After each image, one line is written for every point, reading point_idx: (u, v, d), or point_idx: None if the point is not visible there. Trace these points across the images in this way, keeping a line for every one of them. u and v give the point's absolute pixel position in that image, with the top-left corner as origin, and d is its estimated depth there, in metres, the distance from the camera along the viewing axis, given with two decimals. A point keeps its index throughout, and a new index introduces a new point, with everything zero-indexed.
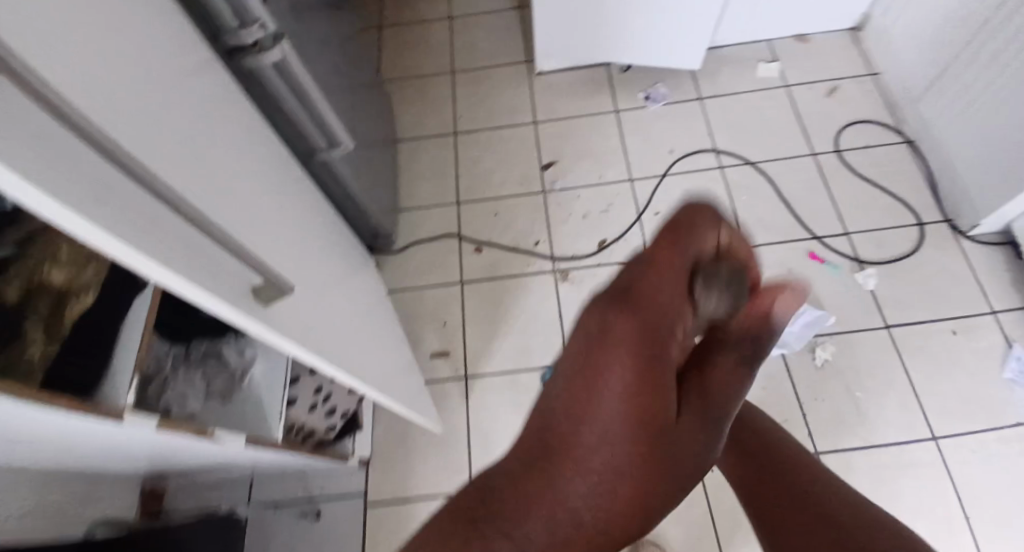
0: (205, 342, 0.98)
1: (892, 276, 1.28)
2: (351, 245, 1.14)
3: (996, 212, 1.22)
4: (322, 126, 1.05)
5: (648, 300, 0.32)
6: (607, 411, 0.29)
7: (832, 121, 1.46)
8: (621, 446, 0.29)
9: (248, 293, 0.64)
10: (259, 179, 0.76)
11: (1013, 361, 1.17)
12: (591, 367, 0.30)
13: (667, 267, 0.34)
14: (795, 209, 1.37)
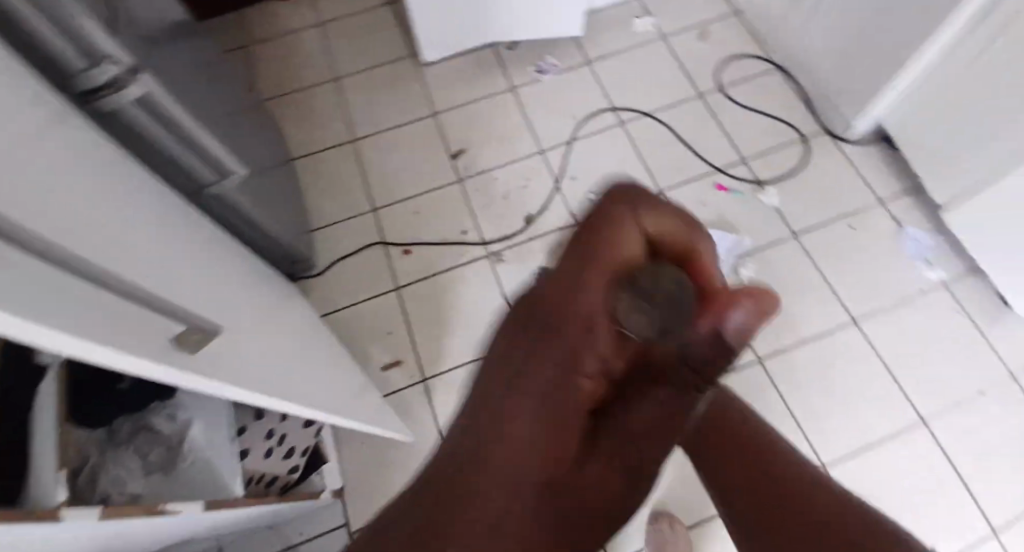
0: (128, 418, 0.87)
1: (791, 191, 1.38)
2: (268, 275, 1.08)
3: (864, 114, 1.33)
4: (206, 158, 0.97)
5: (572, 315, 0.26)
6: (524, 458, 0.23)
7: (710, 61, 1.54)
8: (548, 492, 0.24)
9: (173, 344, 0.59)
10: (152, 225, 0.70)
11: (907, 240, 1.30)
12: (500, 395, 0.24)
13: (598, 285, 0.28)
14: (695, 148, 1.44)
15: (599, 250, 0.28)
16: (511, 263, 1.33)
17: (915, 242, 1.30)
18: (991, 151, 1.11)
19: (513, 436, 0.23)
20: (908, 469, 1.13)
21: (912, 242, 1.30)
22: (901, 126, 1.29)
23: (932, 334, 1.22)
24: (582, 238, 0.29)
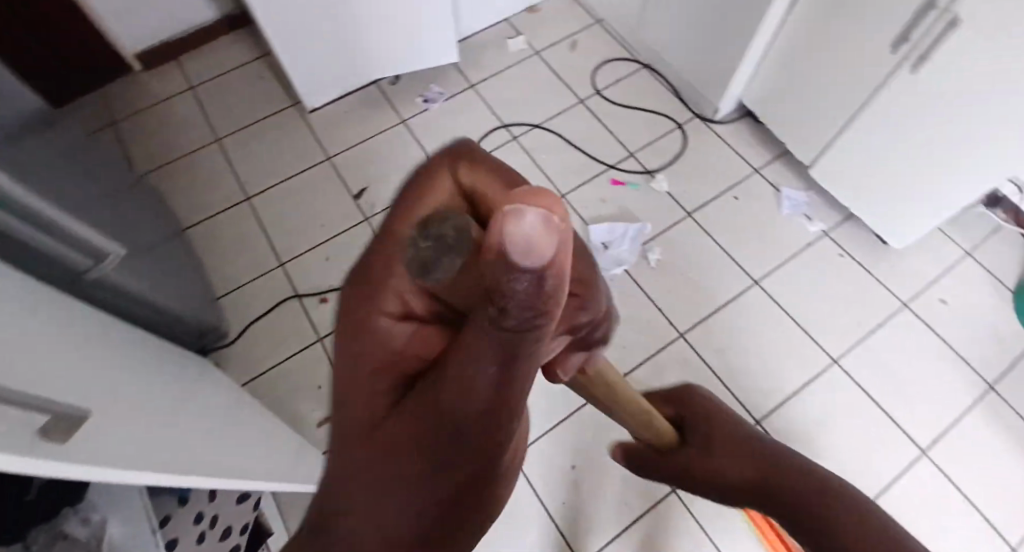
0: (39, 531, 0.71)
1: (677, 175, 1.47)
2: (173, 354, 1.02)
3: (726, 96, 1.45)
4: (78, 245, 0.90)
5: (384, 291, 0.31)
6: (357, 430, 0.31)
7: (583, 69, 1.63)
8: (375, 456, 0.30)
9: (56, 441, 0.54)
10: (23, 328, 0.64)
11: (785, 199, 1.42)
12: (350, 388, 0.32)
13: (396, 253, 0.31)
14: (585, 150, 1.51)
15: (397, 218, 0.31)
16: None
17: (792, 200, 1.42)
18: (837, 107, 1.24)
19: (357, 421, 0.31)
20: (829, 405, 1.22)
21: (790, 201, 1.42)
22: (762, 98, 1.41)
23: (823, 280, 1.34)
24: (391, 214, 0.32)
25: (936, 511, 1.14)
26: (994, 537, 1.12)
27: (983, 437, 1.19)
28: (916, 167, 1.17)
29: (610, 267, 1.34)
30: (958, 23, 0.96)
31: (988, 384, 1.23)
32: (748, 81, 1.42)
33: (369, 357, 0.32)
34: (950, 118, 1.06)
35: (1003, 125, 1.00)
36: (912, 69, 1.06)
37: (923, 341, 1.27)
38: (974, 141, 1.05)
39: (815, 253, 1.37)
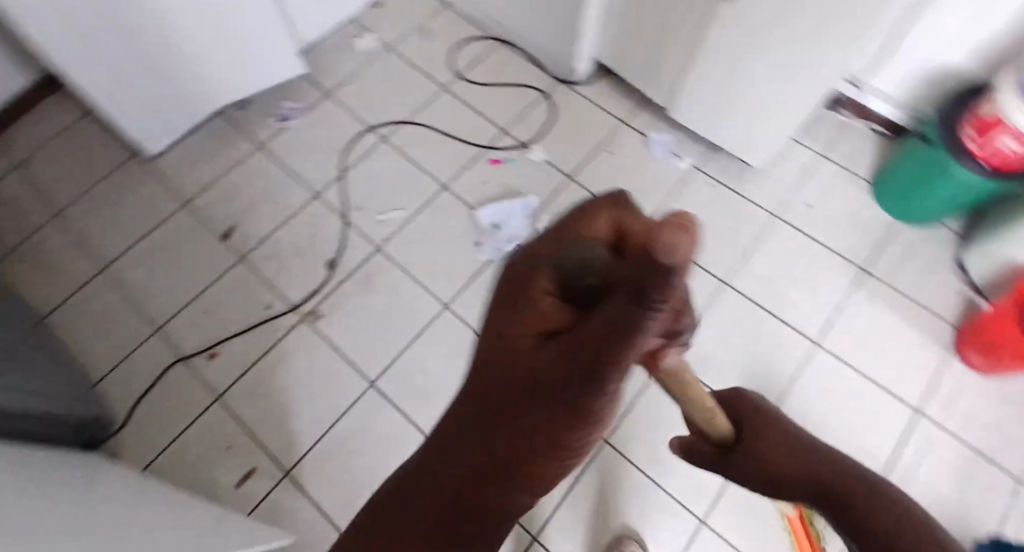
0: None
1: (550, 142, 1.47)
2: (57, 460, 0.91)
3: (580, 58, 1.46)
4: None
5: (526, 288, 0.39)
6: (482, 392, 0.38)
7: (437, 52, 1.55)
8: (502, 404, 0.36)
9: None
10: None
11: (654, 143, 1.46)
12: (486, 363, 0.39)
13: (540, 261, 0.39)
14: (458, 136, 1.46)
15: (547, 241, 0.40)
16: (331, 317, 1.22)
17: (661, 142, 1.46)
18: (683, 42, 1.25)
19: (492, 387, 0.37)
20: (739, 328, 1.27)
21: (660, 144, 1.46)
22: (614, 47, 1.42)
23: (706, 212, 1.39)
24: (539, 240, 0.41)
25: (844, 397, 1.22)
26: (897, 406, 1.21)
27: (870, 318, 1.28)
28: (760, 84, 1.21)
29: (502, 247, 1.33)
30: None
31: (863, 269, 1.32)
32: (598, 33, 1.41)
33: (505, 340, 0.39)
34: (777, 29, 1.09)
35: (826, 24, 1.03)
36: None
37: (807, 248, 1.35)
38: (803, 46, 1.09)
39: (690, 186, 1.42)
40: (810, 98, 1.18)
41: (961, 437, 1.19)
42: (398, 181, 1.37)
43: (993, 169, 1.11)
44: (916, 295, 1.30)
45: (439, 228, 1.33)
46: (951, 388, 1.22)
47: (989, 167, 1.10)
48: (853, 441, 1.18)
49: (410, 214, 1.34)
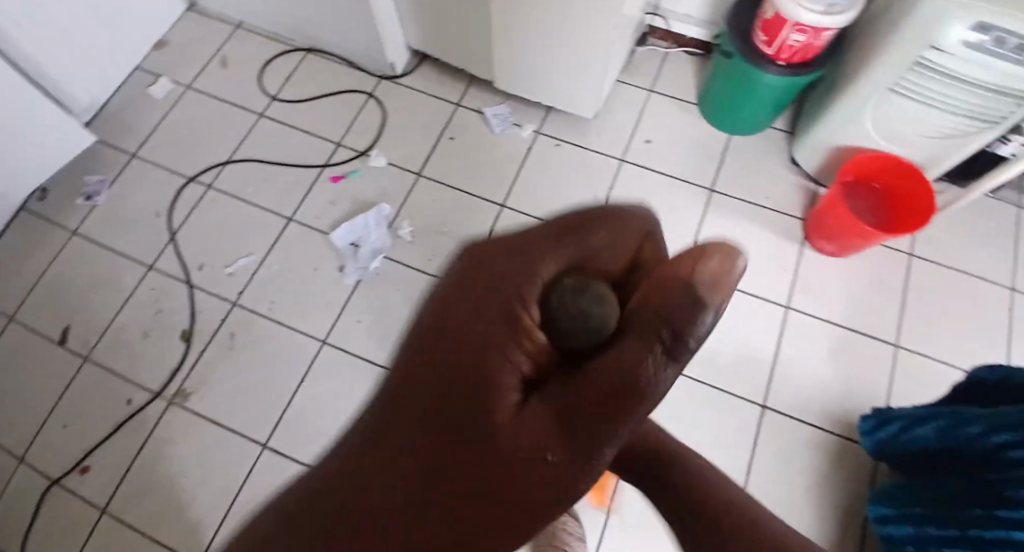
0: None
1: (389, 144, 1.42)
2: None
3: (393, 51, 1.41)
4: None
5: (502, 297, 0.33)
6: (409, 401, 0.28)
7: (244, 81, 1.47)
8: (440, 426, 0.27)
9: None
10: None
11: (491, 119, 1.44)
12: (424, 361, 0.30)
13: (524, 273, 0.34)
14: (291, 162, 1.38)
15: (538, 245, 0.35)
16: (202, 391, 1.16)
17: (498, 116, 1.45)
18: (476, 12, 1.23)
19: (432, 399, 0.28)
20: None
21: (497, 119, 1.45)
22: (421, 31, 1.38)
23: (559, 173, 1.40)
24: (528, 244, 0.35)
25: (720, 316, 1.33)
26: (768, 307, 1.33)
27: (724, 233, 1.37)
28: (560, 43, 1.21)
29: (368, 264, 1.28)
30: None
31: (709, 189, 1.40)
32: (399, 21, 1.36)
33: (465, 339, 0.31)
34: None
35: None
36: None
37: (656, 183, 1.40)
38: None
39: (536, 151, 1.42)
40: (609, 46, 1.19)
41: (828, 319, 1.33)
42: (240, 228, 1.30)
43: (788, 65, 1.15)
44: (761, 200, 1.40)
45: (296, 263, 1.27)
46: (810, 277, 1.35)
47: (785, 64, 1.15)
48: (738, 354, 1.30)
49: (261, 258, 1.27)
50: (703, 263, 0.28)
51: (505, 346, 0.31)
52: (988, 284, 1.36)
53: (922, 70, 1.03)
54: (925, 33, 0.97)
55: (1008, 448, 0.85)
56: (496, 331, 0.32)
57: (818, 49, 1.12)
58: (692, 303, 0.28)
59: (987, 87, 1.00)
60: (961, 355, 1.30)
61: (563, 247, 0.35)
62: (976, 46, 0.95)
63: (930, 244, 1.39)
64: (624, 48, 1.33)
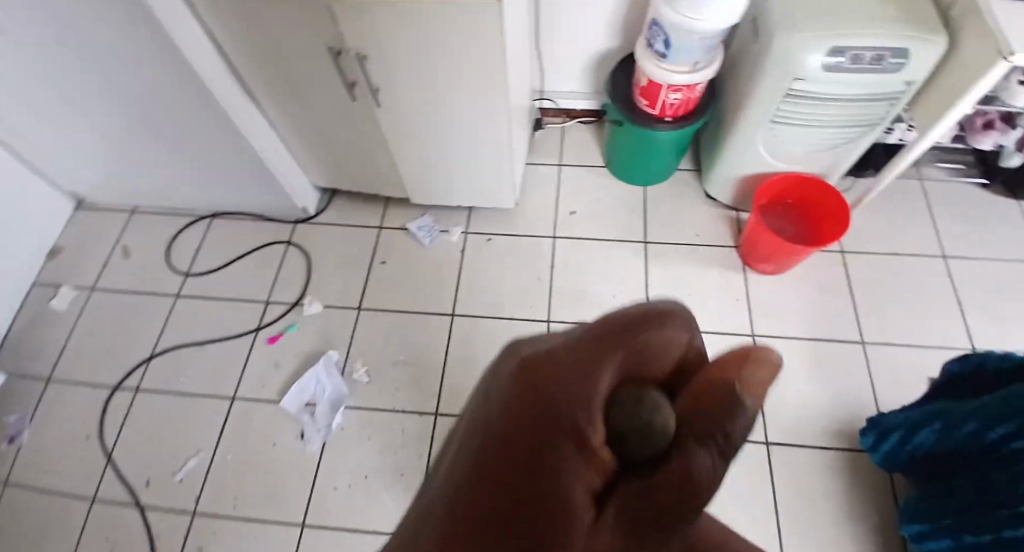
0: None
1: (320, 287, 1.38)
2: None
3: (303, 195, 1.44)
4: None
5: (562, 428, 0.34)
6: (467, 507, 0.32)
7: (154, 264, 1.41)
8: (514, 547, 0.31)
9: None
10: None
11: (418, 232, 1.44)
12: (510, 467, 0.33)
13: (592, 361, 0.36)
14: (223, 333, 1.31)
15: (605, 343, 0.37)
16: None
17: (423, 228, 1.46)
18: (376, 140, 1.28)
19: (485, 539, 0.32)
20: None
21: (423, 230, 1.44)
22: (325, 170, 1.43)
23: (497, 268, 1.39)
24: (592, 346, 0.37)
25: None
26: (735, 341, 1.34)
27: (670, 278, 1.39)
28: (462, 149, 1.24)
29: (329, 422, 1.20)
30: (365, 50, 1.02)
31: (644, 243, 1.43)
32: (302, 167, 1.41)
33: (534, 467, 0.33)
34: (429, 102, 1.12)
35: (474, 87, 1.08)
36: (374, 100, 1.13)
37: (592, 254, 1.41)
38: (464, 106, 1.13)
39: (469, 252, 1.42)
40: (501, 143, 1.22)
41: (792, 336, 1.35)
42: (182, 421, 1.21)
43: (675, 120, 1.28)
44: (694, 238, 1.44)
45: (254, 440, 1.19)
46: (762, 301, 1.38)
47: (672, 119, 1.27)
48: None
49: (211, 451, 1.18)
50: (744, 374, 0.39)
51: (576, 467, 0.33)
52: (921, 258, 1.42)
53: (792, 98, 1.11)
54: (787, 66, 1.05)
55: (1008, 442, 0.85)
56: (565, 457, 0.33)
57: (695, 101, 1.26)
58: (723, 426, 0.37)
59: (858, 98, 1.09)
60: (921, 333, 1.34)
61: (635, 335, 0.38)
62: (835, 67, 1.04)
63: (857, 237, 1.45)
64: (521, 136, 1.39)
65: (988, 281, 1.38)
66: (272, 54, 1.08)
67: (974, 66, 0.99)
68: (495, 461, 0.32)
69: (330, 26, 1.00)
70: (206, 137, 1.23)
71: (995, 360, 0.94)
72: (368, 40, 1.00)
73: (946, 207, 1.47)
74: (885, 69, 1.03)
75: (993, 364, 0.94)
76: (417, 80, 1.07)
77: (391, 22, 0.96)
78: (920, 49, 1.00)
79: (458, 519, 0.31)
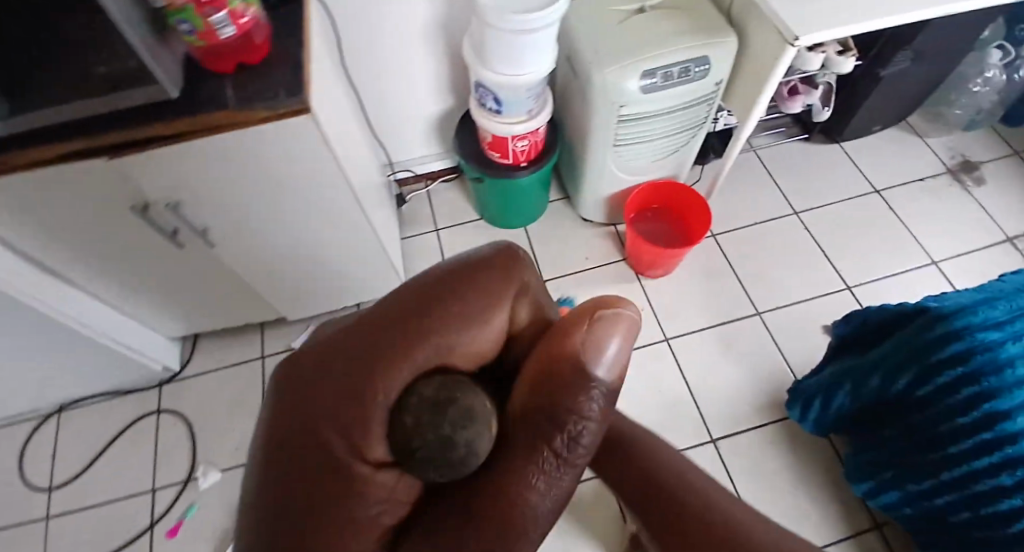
0: None
1: (210, 453, 1.28)
2: None
3: (160, 352, 1.31)
4: None
5: (378, 392, 0.52)
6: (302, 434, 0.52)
7: (11, 490, 1.27)
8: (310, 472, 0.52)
9: None
10: None
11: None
12: (318, 445, 0.52)
13: (411, 341, 0.53)
14: (114, 543, 1.21)
15: (418, 323, 0.53)
16: None
17: None
18: (214, 275, 1.15)
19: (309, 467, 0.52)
20: None
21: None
22: (181, 319, 1.30)
23: None
24: (410, 329, 0.53)
25: None
26: (650, 351, 1.36)
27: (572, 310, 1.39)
28: (321, 259, 1.17)
29: None
30: (175, 196, 0.91)
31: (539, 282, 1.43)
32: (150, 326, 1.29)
33: (349, 428, 0.52)
34: (267, 226, 1.03)
35: (313, 198, 0.99)
36: (208, 242, 1.02)
37: None
38: (310, 220, 1.04)
39: None
40: (364, 238, 1.16)
41: (699, 329, 1.38)
42: None
43: (530, 163, 1.30)
44: (584, 263, 1.46)
45: None
46: (662, 305, 1.41)
47: (527, 164, 1.29)
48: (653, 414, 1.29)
49: None
50: (578, 356, 0.52)
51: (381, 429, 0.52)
52: (780, 220, 1.51)
53: (625, 120, 1.17)
54: (609, 97, 1.12)
55: (915, 389, 0.86)
56: (359, 426, 0.52)
57: (542, 141, 1.29)
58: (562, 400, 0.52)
59: (681, 106, 1.17)
60: (804, 288, 1.42)
61: (443, 310, 0.54)
62: (652, 87, 1.11)
63: (722, 217, 1.52)
64: (388, 218, 1.36)
65: (840, 224, 1.50)
66: (70, 227, 0.94)
67: (765, 55, 1.08)
68: (328, 455, 0.52)
69: (126, 186, 0.88)
70: (24, 331, 1.06)
71: (876, 313, 0.97)
72: (178, 186, 0.89)
73: (784, 168, 1.58)
74: (694, 77, 1.12)
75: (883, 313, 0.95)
76: (249, 210, 0.97)
77: (199, 167, 0.86)
78: (717, 51, 1.10)
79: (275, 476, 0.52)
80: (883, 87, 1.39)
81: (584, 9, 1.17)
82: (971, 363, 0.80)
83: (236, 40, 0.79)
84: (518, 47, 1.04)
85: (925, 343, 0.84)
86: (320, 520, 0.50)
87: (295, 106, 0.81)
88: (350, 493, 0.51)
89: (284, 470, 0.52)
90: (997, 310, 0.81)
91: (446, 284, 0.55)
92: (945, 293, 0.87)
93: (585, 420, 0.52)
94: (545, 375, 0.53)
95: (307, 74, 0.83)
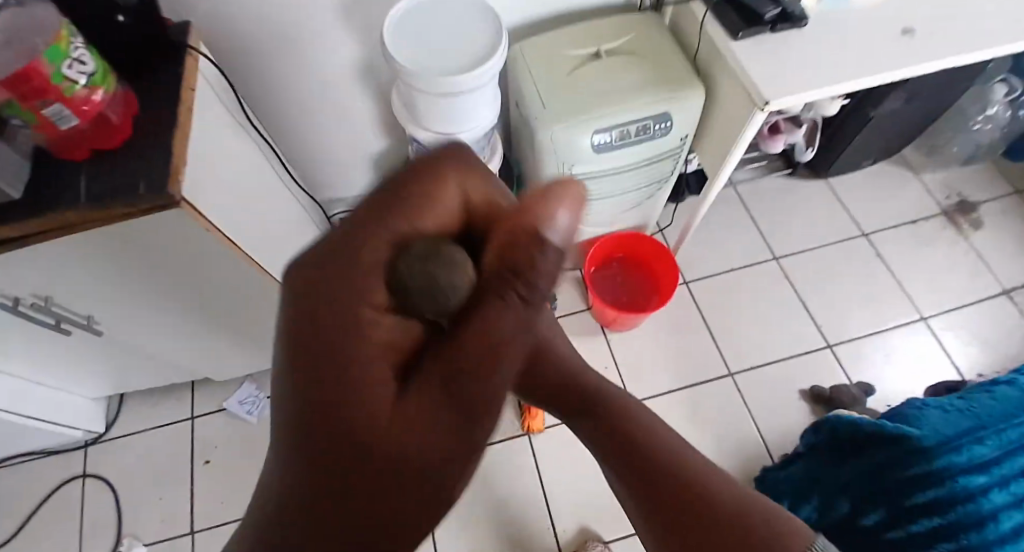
0: None
1: (138, 526, 1.20)
2: None
3: (81, 417, 1.21)
4: None
5: (352, 287, 0.39)
6: (284, 384, 0.37)
7: None
8: (295, 396, 0.36)
9: None
10: None
11: (240, 409, 1.27)
12: (300, 370, 0.36)
13: (374, 227, 0.41)
14: None
15: (376, 218, 0.42)
16: None
17: (246, 401, 1.28)
18: (108, 352, 1.08)
19: (303, 399, 0.36)
20: None
21: (246, 403, 1.28)
22: (101, 382, 1.19)
23: None
24: (372, 214, 0.42)
25: (567, 455, 1.26)
26: None
27: None
28: (235, 329, 1.08)
29: None
30: (42, 289, 0.82)
31: None
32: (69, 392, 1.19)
33: (329, 317, 0.38)
34: (162, 304, 0.94)
35: (206, 275, 0.88)
36: (97, 323, 0.94)
37: None
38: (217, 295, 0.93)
39: None
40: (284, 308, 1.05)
41: (665, 392, 1.27)
42: None
43: None
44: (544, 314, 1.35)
45: None
46: (626, 363, 1.30)
47: None
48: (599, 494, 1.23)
49: None
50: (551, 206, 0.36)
51: (353, 321, 0.38)
52: (758, 267, 1.39)
53: (579, 179, 1.05)
54: (559, 156, 1.00)
55: (886, 530, 0.84)
56: (337, 322, 0.38)
57: None
58: (532, 245, 0.35)
59: (641, 163, 1.05)
60: (780, 346, 1.31)
61: (401, 197, 0.43)
62: (606, 145, 1.00)
63: (696, 261, 1.40)
64: None
65: (823, 273, 1.38)
66: None
67: (732, 115, 0.97)
68: (325, 336, 0.37)
69: None
70: None
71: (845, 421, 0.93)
72: (51, 273, 0.79)
73: (766, 206, 1.45)
74: (654, 134, 1.01)
75: (856, 427, 0.93)
76: (134, 293, 0.89)
77: (61, 263, 0.77)
78: (679, 107, 0.98)
79: (289, 423, 0.35)
80: (870, 128, 1.26)
81: (530, 53, 1.05)
82: (949, 513, 0.81)
83: (86, 129, 0.68)
84: (456, 104, 0.91)
85: (905, 479, 0.85)
86: (318, 432, 0.34)
87: (160, 201, 0.69)
88: (342, 353, 0.37)
89: (283, 404, 0.36)
90: (985, 447, 0.85)
91: (413, 179, 0.45)
92: (919, 407, 0.91)
93: (553, 255, 0.35)
94: (505, 232, 0.37)
95: (181, 150, 0.71)
